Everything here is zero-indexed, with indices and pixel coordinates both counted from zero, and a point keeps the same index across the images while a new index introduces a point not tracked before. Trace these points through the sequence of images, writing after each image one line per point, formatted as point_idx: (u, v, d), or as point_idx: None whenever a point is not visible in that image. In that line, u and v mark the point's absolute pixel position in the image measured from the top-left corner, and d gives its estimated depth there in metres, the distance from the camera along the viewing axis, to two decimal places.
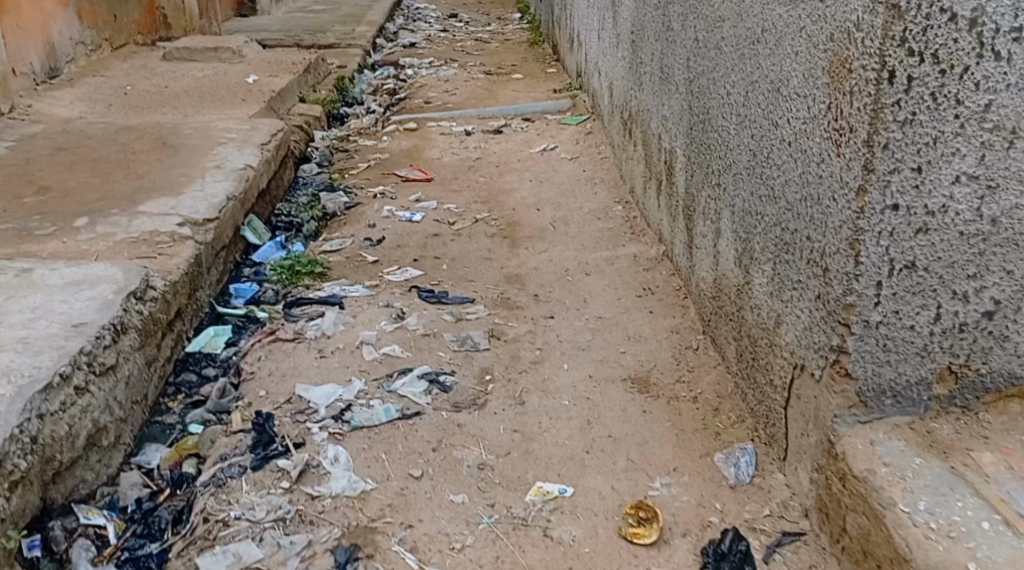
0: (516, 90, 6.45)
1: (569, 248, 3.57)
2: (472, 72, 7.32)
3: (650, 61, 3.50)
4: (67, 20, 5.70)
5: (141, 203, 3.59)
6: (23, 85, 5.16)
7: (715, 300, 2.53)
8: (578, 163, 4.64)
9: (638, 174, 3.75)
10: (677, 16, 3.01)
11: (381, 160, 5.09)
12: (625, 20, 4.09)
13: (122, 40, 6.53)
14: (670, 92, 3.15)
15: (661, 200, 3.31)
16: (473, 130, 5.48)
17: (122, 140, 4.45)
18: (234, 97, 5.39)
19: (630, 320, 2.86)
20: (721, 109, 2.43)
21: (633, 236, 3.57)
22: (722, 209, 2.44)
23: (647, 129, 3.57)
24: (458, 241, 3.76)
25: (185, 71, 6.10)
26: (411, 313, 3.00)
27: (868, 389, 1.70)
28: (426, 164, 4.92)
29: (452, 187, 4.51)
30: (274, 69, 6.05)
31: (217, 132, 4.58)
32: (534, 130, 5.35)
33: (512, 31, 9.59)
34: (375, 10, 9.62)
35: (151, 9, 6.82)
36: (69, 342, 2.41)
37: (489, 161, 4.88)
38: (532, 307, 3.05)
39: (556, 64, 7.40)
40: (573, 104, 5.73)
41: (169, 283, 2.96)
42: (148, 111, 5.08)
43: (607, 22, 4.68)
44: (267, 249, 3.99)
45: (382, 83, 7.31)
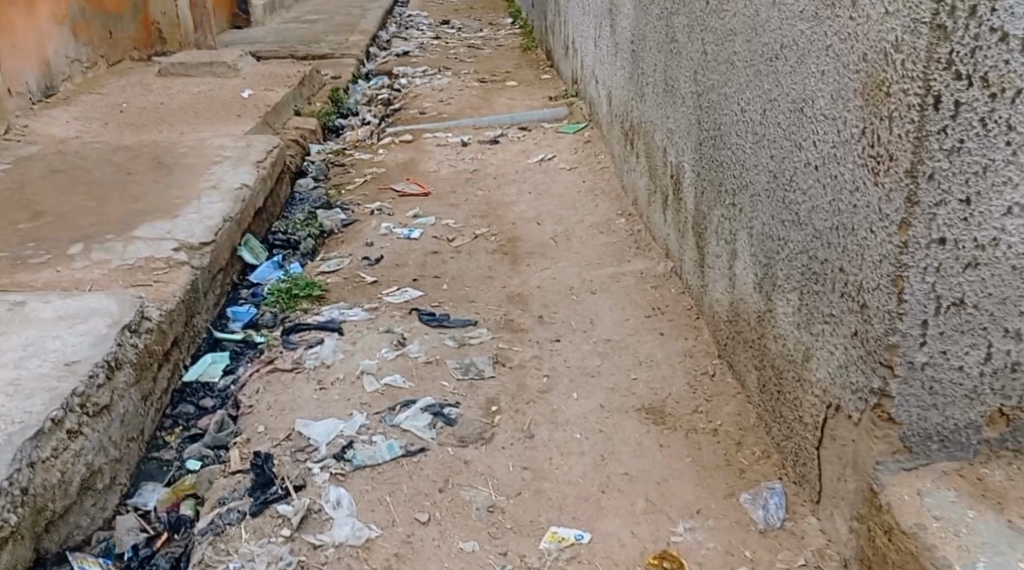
0: (510, 98, 6.34)
1: (572, 263, 3.45)
2: (466, 81, 7.21)
3: (651, 72, 3.39)
4: (63, 38, 5.70)
5: (137, 228, 3.52)
6: (19, 104, 5.18)
7: (732, 326, 2.44)
8: (577, 173, 4.52)
9: (642, 187, 3.64)
10: (680, 26, 2.91)
11: (377, 174, 4.98)
12: (624, 29, 3.98)
13: (118, 56, 6.53)
14: (675, 106, 3.05)
15: (668, 217, 3.21)
16: (469, 141, 5.38)
17: (119, 162, 4.46)
18: (229, 114, 5.51)
19: (642, 344, 2.75)
20: (734, 125, 2.33)
21: (638, 250, 3.45)
22: (738, 230, 2.34)
23: (650, 142, 3.47)
24: (458, 258, 3.64)
25: (179, 90, 6.08)
26: (413, 339, 2.89)
27: (913, 435, 1.59)
28: (422, 177, 4.82)
29: (449, 201, 4.39)
30: (270, 84, 6.24)
31: (213, 150, 4.63)
32: (531, 140, 5.24)
33: (504, 36, 9.47)
34: (367, 20, 9.55)
35: (146, 24, 6.82)
36: (61, 385, 2.29)
37: (486, 173, 4.77)
38: (537, 328, 2.93)
39: (551, 69, 7.28)
40: (570, 112, 5.61)
41: (165, 312, 2.84)
42: (144, 130, 5.14)
43: (604, 30, 4.57)
44: (264, 270, 3.88)
45: (375, 95, 7.26)
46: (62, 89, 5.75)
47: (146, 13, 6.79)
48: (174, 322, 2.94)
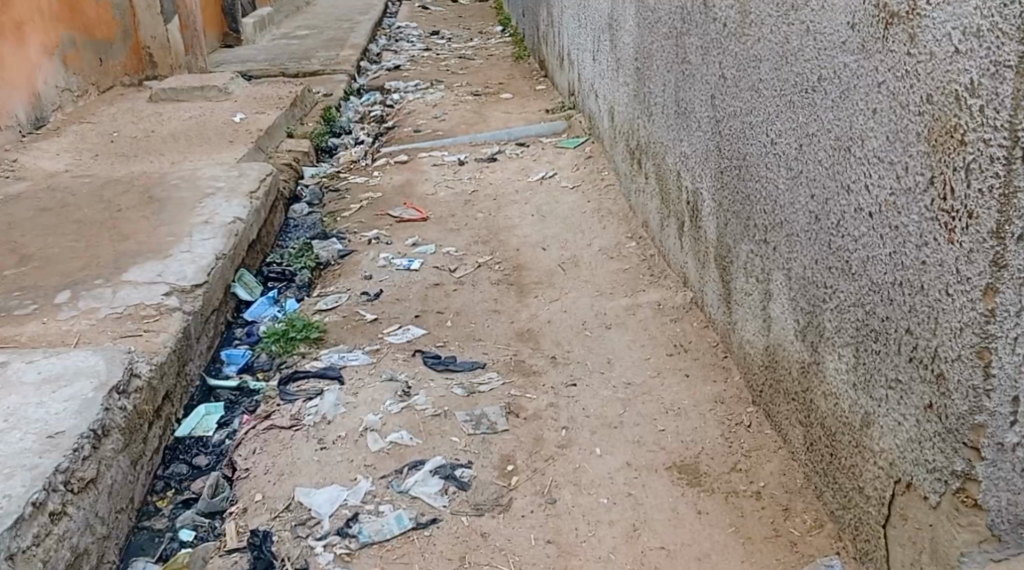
0: (506, 111, 6.15)
1: (584, 294, 3.25)
2: (460, 94, 7.01)
3: (659, 90, 3.21)
4: (53, 69, 5.52)
5: (126, 270, 3.35)
6: (7, 138, 5.00)
7: (768, 371, 2.31)
8: (581, 191, 4.32)
9: (654, 211, 3.45)
10: (692, 45, 2.73)
11: (373, 199, 4.79)
12: (625, 44, 3.79)
13: (108, 82, 6.33)
14: (689, 129, 2.87)
15: (686, 244, 3.03)
16: (467, 160, 5.19)
17: (107, 197, 4.28)
18: (221, 140, 5.38)
19: (666, 389, 2.57)
20: (762, 157, 2.19)
21: (653, 278, 3.26)
22: (773, 269, 2.20)
23: (661, 164, 3.28)
24: (462, 291, 3.44)
25: (170, 117, 5.90)
26: (419, 388, 2.68)
27: (1003, 521, 1.49)
28: (420, 201, 4.63)
29: (448, 226, 4.19)
30: (261, 107, 6.14)
31: (205, 181, 4.48)
32: (530, 156, 5.04)
33: (495, 45, 9.28)
34: (356, 34, 9.36)
35: (137, 48, 6.60)
36: (43, 460, 2.09)
37: (486, 194, 4.57)
38: (551, 371, 2.73)
39: (545, 79, 7.08)
40: (569, 124, 5.41)
41: (155, 366, 2.65)
42: (134, 161, 4.96)
43: (603, 43, 4.37)
44: (258, 306, 3.69)
45: (368, 111, 7.09)
46: (52, 119, 5.56)
47: (136, 37, 6.57)
48: (165, 375, 2.75)
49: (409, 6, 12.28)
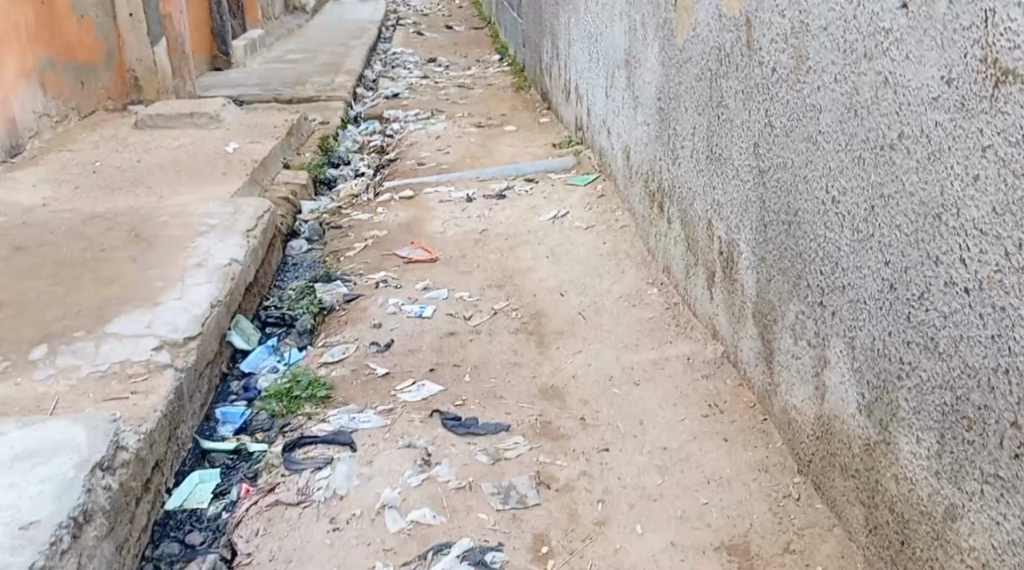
0: (511, 145, 6.03)
1: (608, 344, 3.08)
2: (462, 125, 6.87)
3: (687, 132, 3.07)
4: (30, 92, 5.45)
5: (111, 321, 3.37)
6: None
7: (821, 443, 2.13)
8: (595, 232, 4.17)
9: (678, 258, 3.27)
10: (729, 89, 2.61)
11: (377, 237, 4.62)
12: (646, 83, 3.66)
13: (90, 106, 6.24)
14: (722, 177, 2.72)
15: (717, 297, 2.84)
16: (475, 196, 5.04)
17: (89, 237, 4.28)
18: (212, 172, 5.28)
19: (705, 455, 2.40)
20: (820, 215, 2.07)
21: (679, 329, 3.07)
22: (830, 336, 2.05)
23: (687, 212, 3.11)
24: (478, 341, 3.32)
25: (158, 145, 5.80)
26: (441, 456, 2.54)
27: None
28: (428, 240, 4.47)
29: (457, 269, 4.05)
30: (254, 135, 6.05)
31: (197, 218, 4.44)
32: (540, 193, 4.88)
33: (494, 73, 9.17)
34: (352, 58, 9.25)
35: (121, 70, 6.50)
36: (15, 560, 1.94)
37: (496, 233, 4.42)
38: (580, 435, 2.57)
39: (550, 112, 6.95)
40: (579, 160, 5.26)
41: (144, 435, 2.49)
42: (118, 194, 4.88)
43: (619, 80, 4.24)
44: (256, 356, 3.64)
45: (366, 140, 6.97)
46: (30, 146, 5.45)
47: (121, 59, 6.47)
48: (155, 444, 2.59)
49: (404, 31, 12.19)
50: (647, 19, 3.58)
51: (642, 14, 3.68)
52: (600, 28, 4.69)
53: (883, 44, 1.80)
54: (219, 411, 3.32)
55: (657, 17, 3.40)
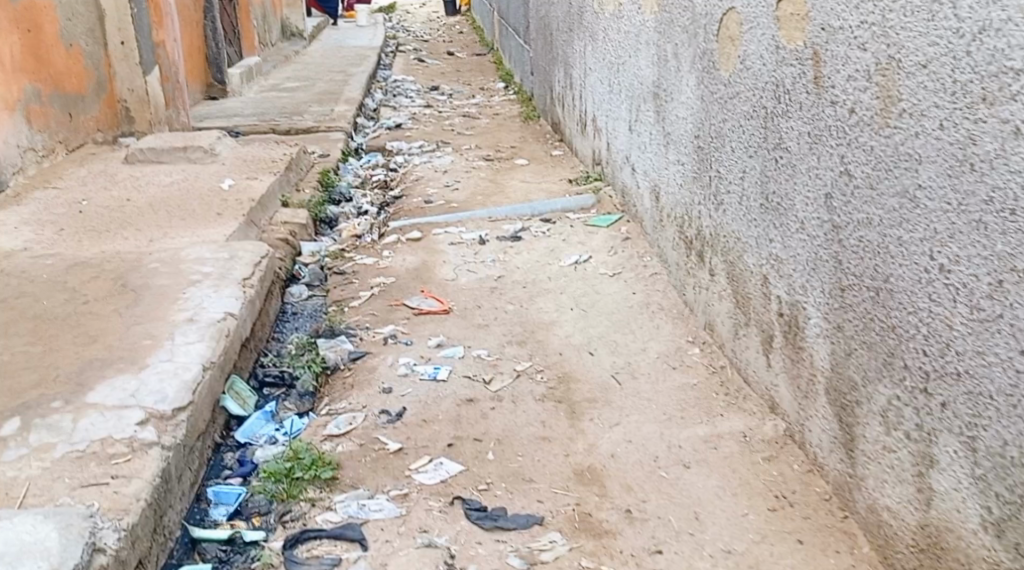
0: (523, 180, 5.73)
1: (648, 417, 2.77)
2: (469, 158, 6.55)
3: (734, 175, 2.76)
4: (13, 124, 5.34)
5: (92, 387, 2.99)
6: None
7: (925, 558, 1.81)
8: (624, 280, 3.90)
9: (725, 318, 2.98)
10: (790, 129, 2.29)
11: (383, 285, 4.28)
12: (680, 118, 3.39)
13: (79, 139, 6.08)
14: (783, 229, 2.40)
15: (780, 364, 2.53)
16: (488, 237, 4.74)
17: (72, 284, 3.99)
18: (209, 211, 5.07)
19: (777, 561, 2.09)
20: (916, 285, 1.75)
21: (728, 402, 2.78)
22: (938, 431, 1.73)
23: (738, 265, 2.81)
24: (500, 411, 2.98)
25: (149, 182, 5.59)
26: (466, 560, 2.25)
27: None
28: (440, 289, 4.15)
29: (472, 323, 3.76)
30: (251, 170, 5.81)
31: (188, 265, 4.15)
32: (558, 235, 4.60)
33: (499, 102, 8.87)
34: (353, 86, 8.98)
35: (112, 101, 6.30)
36: None
37: (513, 281, 4.15)
38: (628, 532, 2.27)
39: (561, 144, 6.64)
40: (598, 199, 4.96)
41: (125, 532, 2.35)
42: (104, 238, 4.70)
43: (647, 117, 3.96)
44: (252, 424, 3.30)
45: (369, 174, 6.65)
46: (12, 182, 5.36)
47: (112, 89, 6.28)
48: (136, 538, 2.43)
49: (405, 57, 11.91)
50: (684, 49, 3.31)
51: (677, 43, 3.40)
52: (623, 57, 4.42)
53: (1012, 86, 1.51)
54: (211, 490, 2.95)
55: (697, 45, 3.11)
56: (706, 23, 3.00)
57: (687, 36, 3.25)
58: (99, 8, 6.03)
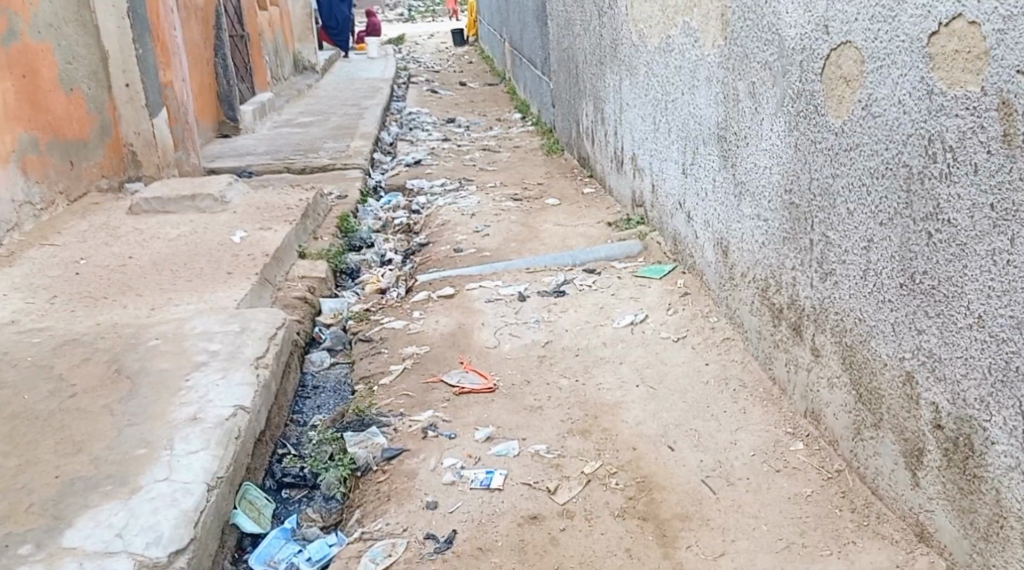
0: (558, 223, 5.22)
1: (761, 545, 2.34)
2: (495, 198, 6.00)
3: (851, 244, 2.32)
4: (6, 177, 4.87)
5: (71, 523, 2.48)
6: None
7: None
8: (691, 348, 3.43)
9: (840, 412, 2.56)
10: (955, 199, 1.91)
11: (417, 355, 3.76)
12: (761, 168, 2.94)
13: (80, 188, 5.58)
14: (940, 322, 2.01)
15: (930, 485, 2.15)
16: (528, 292, 4.24)
17: (61, 369, 3.48)
18: (218, 270, 4.57)
19: None
20: None
21: (857, 521, 2.36)
22: None
23: (864, 353, 2.35)
24: (573, 535, 2.46)
25: (154, 235, 5.11)
26: None
27: None
28: (482, 361, 3.64)
29: (523, 405, 3.25)
30: (265, 220, 5.34)
31: (194, 342, 3.64)
32: (606, 291, 4.12)
33: (518, 133, 8.36)
34: (368, 120, 8.51)
35: (117, 146, 5.82)
36: None
37: (564, 348, 3.66)
38: None
39: (592, 180, 6.10)
40: (645, 246, 4.48)
41: None
42: (103, 306, 4.21)
43: (711, 162, 3.47)
44: (268, 545, 2.75)
45: (390, 216, 6.17)
46: (5, 240, 4.88)
47: (117, 133, 5.80)
48: None
49: (418, 88, 11.44)
50: (765, 87, 2.83)
51: (753, 80, 2.92)
52: (673, 93, 3.90)
53: None
54: None
55: (786, 85, 2.64)
56: (801, 59, 2.51)
57: (768, 74, 2.77)
58: (101, 50, 5.57)
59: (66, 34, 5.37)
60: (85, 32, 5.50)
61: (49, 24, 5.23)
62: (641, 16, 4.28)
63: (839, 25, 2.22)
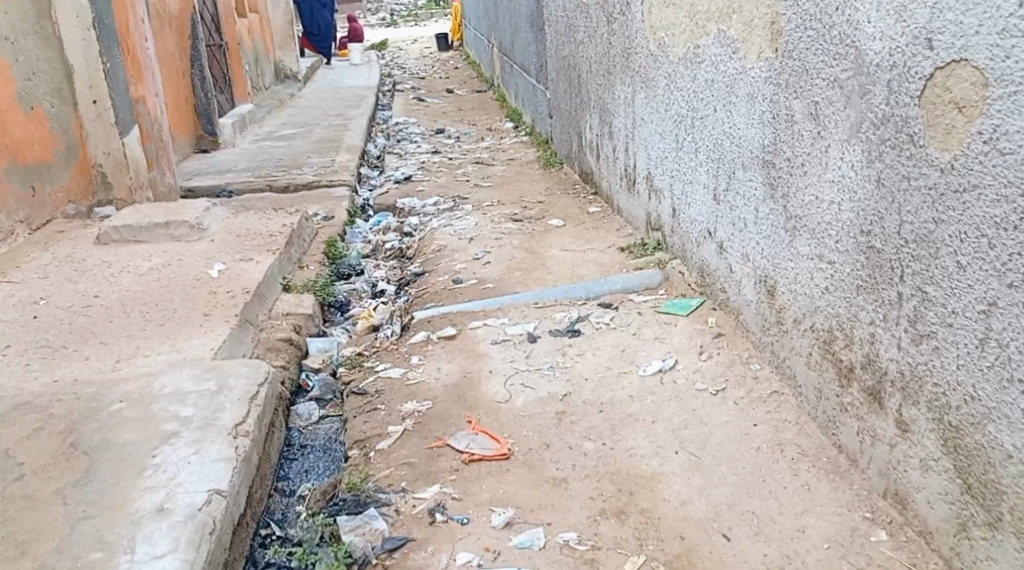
0: (566, 248, 4.78)
1: None
2: (494, 219, 5.55)
3: (958, 302, 2.16)
4: None
5: None
6: None
7: None
8: (734, 405, 3.02)
9: (937, 500, 2.28)
10: None
11: (418, 413, 3.31)
12: (818, 201, 2.75)
13: (44, 215, 5.12)
14: None
15: None
16: (539, 331, 3.80)
17: (10, 442, 3.03)
18: (193, 310, 4.11)
19: None
20: None
21: None
22: None
23: (975, 437, 2.14)
24: None
25: (123, 269, 4.64)
26: None
27: None
28: (493, 419, 3.19)
29: (544, 477, 2.82)
30: (246, 249, 4.87)
31: (164, 405, 3.18)
32: (627, 330, 3.68)
33: (512, 144, 7.91)
34: (353, 132, 8.05)
35: (85, 167, 5.31)
36: None
37: (584, 402, 3.21)
38: None
39: (597, 198, 5.65)
40: (667, 276, 4.06)
41: None
42: (64, 356, 3.75)
43: (750, 196, 3.22)
44: None
45: (381, 239, 5.71)
46: None
47: (85, 154, 5.28)
48: None
49: (404, 96, 10.97)
50: (829, 107, 2.67)
51: (817, 100, 2.72)
52: (701, 109, 3.56)
53: None
54: None
55: (863, 107, 2.49)
56: (893, 75, 2.35)
57: (839, 93, 2.59)
58: (65, 63, 5.10)
59: (26, 48, 4.91)
60: (47, 45, 5.04)
61: (4, 37, 4.78)
62: (662, 23, 3.90)
63: (951, 38, 2.12)
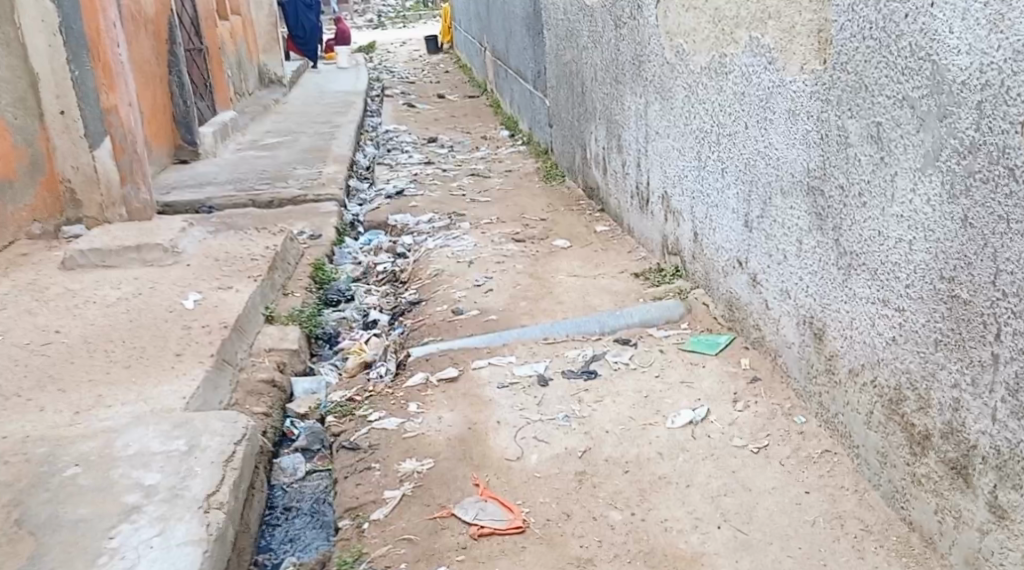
0: (574, 273, 4.40)
1: None
2: (494, 239, 5.17)
3: None
4: None
5: None
6: None
7: None
8: (780, 467, 2.67)
9: None
10: None
11: (418, 475, 2.91)
12: (880, 236, 2.38)
13: (5, 237, 4.73)
14: None
15: None
16: (551, 373, 3.41)
17: None
18: (164, 349, 3.70)
19: None
20: None
21: None
22: None
23: None
24: None
25: (89, 299, 4.23)
26: None
27: None
28: (504, 481, 2.80)
29: (566, 558, 2.44)
30: (225, 276, 4.47)
31: (125, 470, 2.77)
32: (651, 371, 3.29)
33: (509, 154, 7.52)
34: (341, 142, 7.64)
35: (53, 182, 4.86)
36: None
37: (607, 461, 2.82)
38: None
39: (604, 216, 5.27)
40: (689, 307, 3.68)
41: None
42: (17, 406, 3.34)
43: (790, 224, 2.84)
44: None
45: (372, 260, 5.32)
46: None
47: (53, 167, 4.83)
48: None
49: (393, 102, 10.56)
50: (895, 129, 2.29)
51: (880, 120, 2.34)
52: (730, 124, 3.17)
53: None
54: None
55: (940, 131, 2.13)
56: (983, 97, 1.99)
57: (910, 114, 2.22)
58: (29, 71, 4.66)
59: None
60: (8, 53, 4.62)
61: None
62: (682, 28, 3.52)
63: None
